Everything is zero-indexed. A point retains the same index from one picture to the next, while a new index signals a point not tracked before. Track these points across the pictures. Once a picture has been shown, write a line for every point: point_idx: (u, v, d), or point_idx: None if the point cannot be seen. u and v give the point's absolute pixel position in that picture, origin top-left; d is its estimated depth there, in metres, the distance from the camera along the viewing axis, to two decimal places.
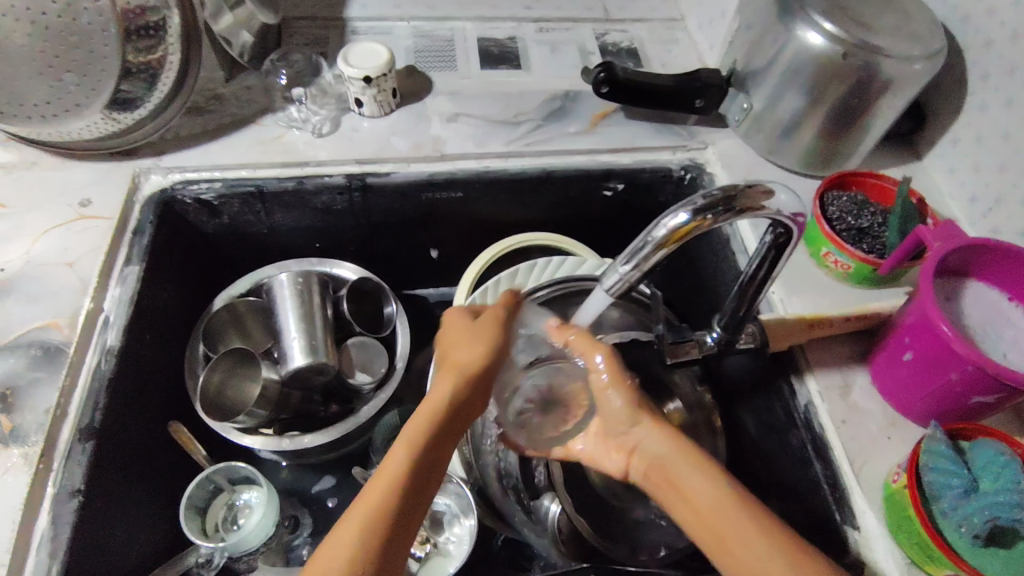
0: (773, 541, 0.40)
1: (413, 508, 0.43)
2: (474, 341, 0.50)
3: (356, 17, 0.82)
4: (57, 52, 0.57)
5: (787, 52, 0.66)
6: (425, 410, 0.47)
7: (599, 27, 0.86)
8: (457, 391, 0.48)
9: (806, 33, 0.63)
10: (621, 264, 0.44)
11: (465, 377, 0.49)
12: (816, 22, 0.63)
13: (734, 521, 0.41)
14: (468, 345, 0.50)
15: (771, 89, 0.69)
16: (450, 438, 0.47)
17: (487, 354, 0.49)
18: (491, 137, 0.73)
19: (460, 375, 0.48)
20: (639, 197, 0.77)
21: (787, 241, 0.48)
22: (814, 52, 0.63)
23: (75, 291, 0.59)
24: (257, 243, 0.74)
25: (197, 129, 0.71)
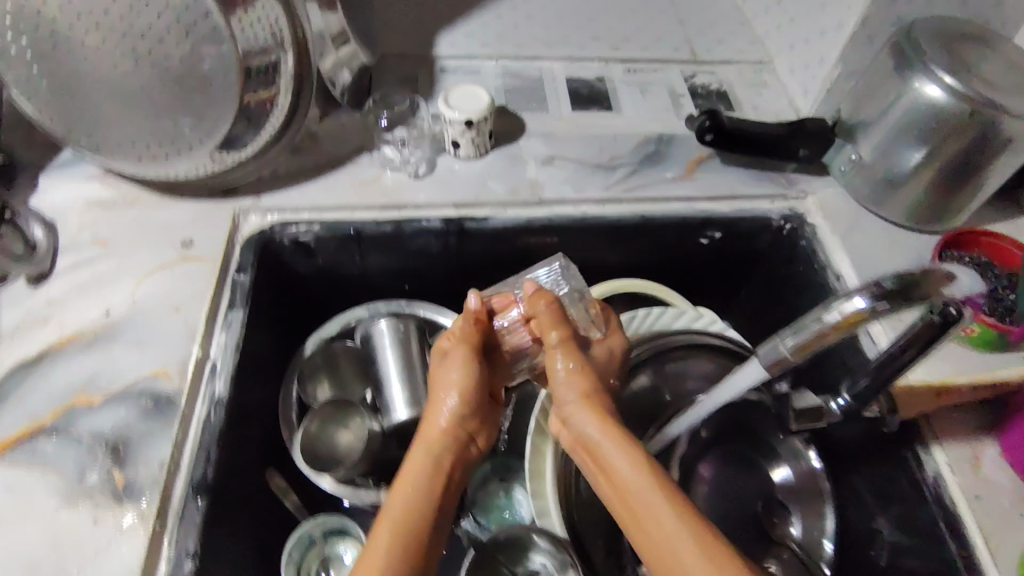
0: (684, 523, 0.43)
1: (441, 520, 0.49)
2: (452, 377, 0.56)
3: (445, 55, 0.82)
4: (177, 96, 0.56)
5: (903, 104, 0.64)
6: (423, 451, 0.52)
7: (687, 69, 0.85)
8: (455, 422, 0.54)
9: (925, 86, 0.62)
10: (784, 337, 0.41)
11: (453, 410, 0.55)
12: (936, 73, 0.61)
13: (659, 519, 0.43)
14: (455, 373, 0.56)
15: (882, 138, 0.67)
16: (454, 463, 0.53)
17: (466, 375, 0.55)
18: (589, 182, 0.72)
19: (453, 414, 0.54)
20: (735, 245, 0.75)
21: (955, 319, 0.44)
22: (934, 104, 0.62)
23: (185, 338, 0.58)
24: (348, 284, 0.73)
25: (294, 169, 0.70)
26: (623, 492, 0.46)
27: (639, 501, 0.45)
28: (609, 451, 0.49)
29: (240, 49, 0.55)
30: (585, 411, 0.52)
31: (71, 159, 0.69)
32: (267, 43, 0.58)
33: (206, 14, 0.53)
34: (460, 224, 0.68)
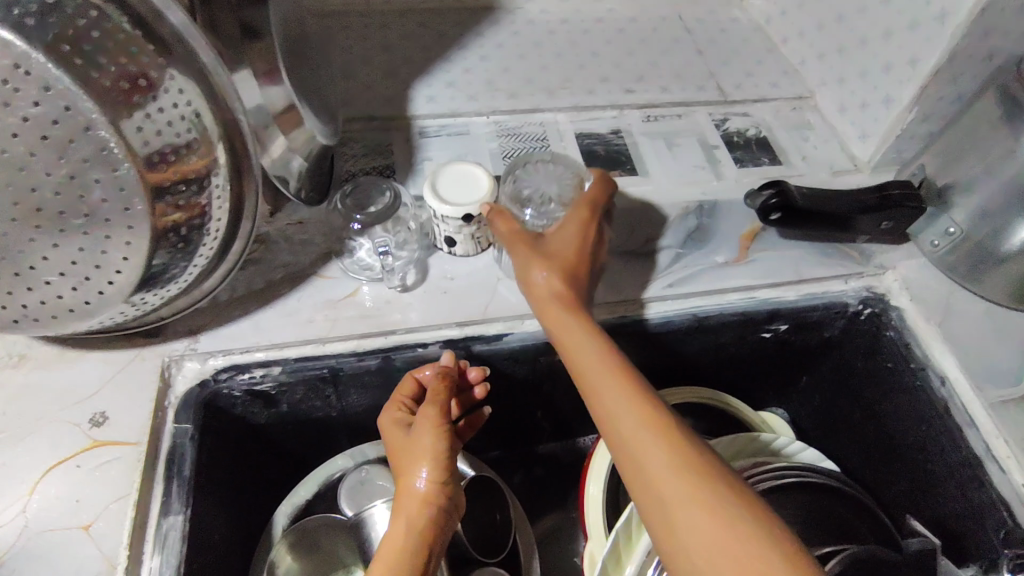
0: (687, 478, 0.37)
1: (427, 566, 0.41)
2: (417, 440, 0.45)
3: (423, 113, 0.65)
4: (57, 240, 0.39)
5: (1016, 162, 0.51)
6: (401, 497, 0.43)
7: (716, 112, 0.71)
8: (435, 451, 0.44)
9: None
10: None
11: (427, 433, 0.45)
12: None
13: (683, 499, 0.36)
14: (427, 410, 0.46)
15: (984, 202, 0.54)
16: (449, 492, 0.44)
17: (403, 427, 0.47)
18: (623, 277, 0.57)
19: (428, 448, 0.44)
20: (801, 336, 0.61)
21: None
22: None
23: (100, 575, 0.41)
24: (324, 428, 0.57)
25: (242, 291, 0.53)
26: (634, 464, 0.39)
27: (656, 477, 0.37)
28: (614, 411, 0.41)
29: (143, 157, 0.38)
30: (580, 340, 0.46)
31: None
32: (180, 140, 0.39)
33: (87, 126, 0.35)
34: (467, 346, 0.53)
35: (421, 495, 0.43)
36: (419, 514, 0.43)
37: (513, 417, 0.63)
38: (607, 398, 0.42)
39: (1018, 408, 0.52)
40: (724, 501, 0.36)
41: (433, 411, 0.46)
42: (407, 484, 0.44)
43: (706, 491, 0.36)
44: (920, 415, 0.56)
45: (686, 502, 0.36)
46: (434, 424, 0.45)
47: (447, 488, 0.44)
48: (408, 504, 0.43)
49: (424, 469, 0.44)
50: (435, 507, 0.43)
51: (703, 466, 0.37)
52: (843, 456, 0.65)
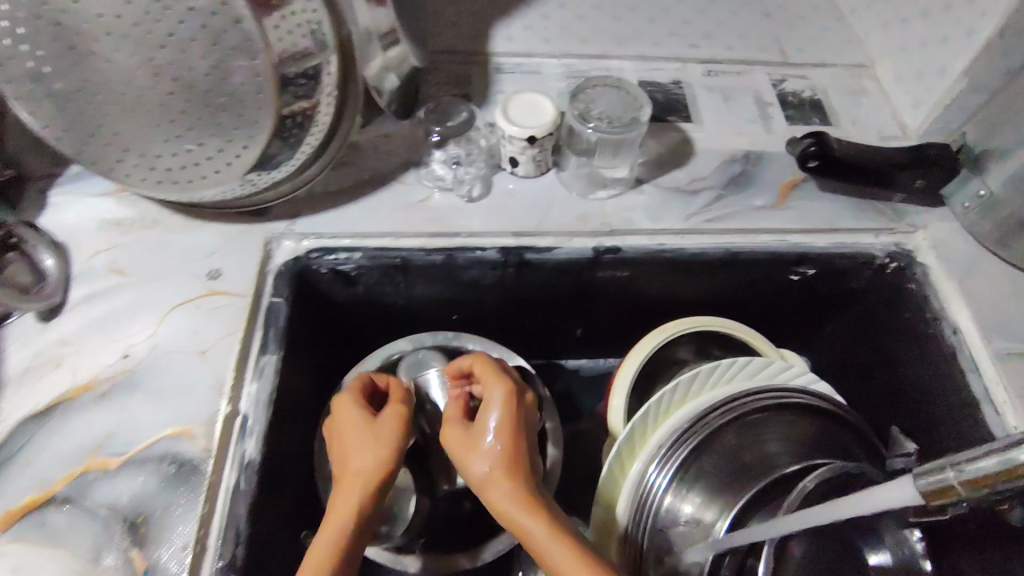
0: None
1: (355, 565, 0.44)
2: (375, 440, 0.50)
3: (502, 51, 0.72)
4: (203, 114, 0.49)
5: None
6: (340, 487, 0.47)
7: (776, 73, 0.75)
8: (383, 454, 0.49)
9: None
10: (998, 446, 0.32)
11: (377, 437, 0.50)
12: None
13: None
14: (388, 415, 0.52)
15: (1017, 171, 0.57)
16: (381, 497, 0.48)
17: (351, 429, 0.51)
18: (667, 209, 0.63)
19: (381, 451, 0.49)
20: (827, 284, 0.66)
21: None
22: None
23: (211, 389, 0.51)
24: (389, 316, 0.66)
25: (334, 187, 0.62)
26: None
27: None
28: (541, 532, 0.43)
29: (273, 55, 0.47)
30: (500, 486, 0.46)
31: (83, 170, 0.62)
32: (300, 43, 0.48)
33: (235, 19, 0.44)
34: (520, 254, 0.60)
35: (365, 491, 0.47)
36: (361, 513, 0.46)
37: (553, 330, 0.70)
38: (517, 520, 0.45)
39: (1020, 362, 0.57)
40: None
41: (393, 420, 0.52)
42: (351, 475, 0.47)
43: None
44: (928, 363, 0.60)
45: None
46: (385, 439, 0.50)
47: (385, 489, 0.48)
48: (352, 497, 0.46)
49: (372, 463, 0.48)
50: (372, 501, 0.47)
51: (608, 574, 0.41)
52: (858, 404, 0.70)
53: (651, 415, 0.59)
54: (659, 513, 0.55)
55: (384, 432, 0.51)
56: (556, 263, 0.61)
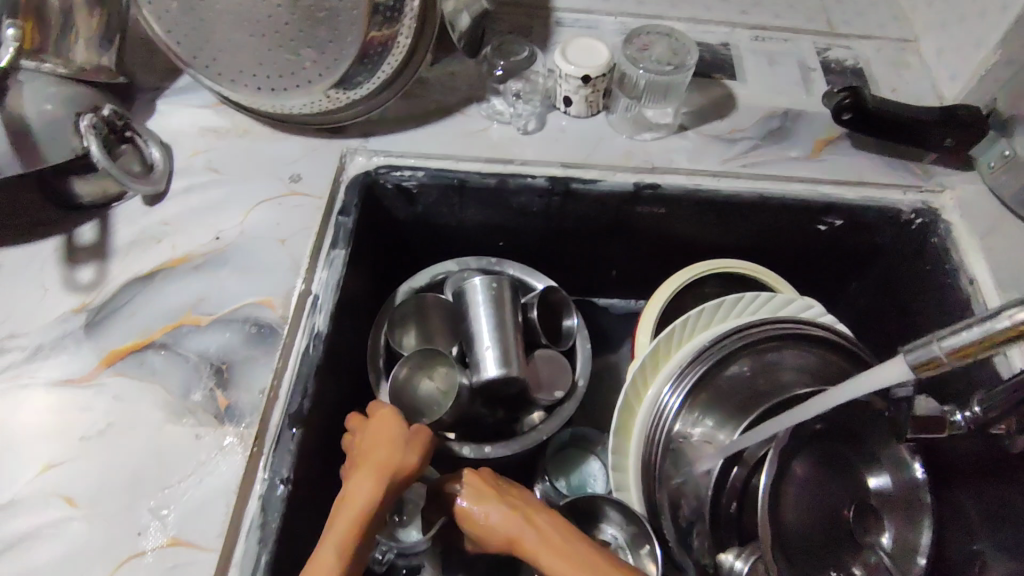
0: None
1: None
2: (396, 462, 0.50)
3: (563, 7, 0.78)
4: (303, 27, 0.56)
5: None
6: (354, 495, 0.48)
7: (821, 42, 0.79)
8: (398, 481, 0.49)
9: None
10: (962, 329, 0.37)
11: (405, 451, 0.50)
12: None
13: None
14: (421, 434, 0.52)
15: None
16: (387, 503, 0.49)
17: (375, 445, 0.51)
18: (706, 153, 0.68)
19: (398, 464, 0.49)
20: (854, 236, 0.70)
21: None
22: None
23: (288, 271, 0.58)
24: (442, 236, 0.72)
25: (403, 113, 0.69)
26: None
27: None
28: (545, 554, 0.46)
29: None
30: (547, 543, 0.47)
31: (186, 84, 0.70)
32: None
33: None
34: (567, 183, 0.66)
35: (377, 495, 0.48)
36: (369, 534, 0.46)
37: (591, 264, 0.76)
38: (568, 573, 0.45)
39: None
40: None
41: (421, 444, 0.51)
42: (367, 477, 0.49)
43: None
44: (942, 311, 0.64)
45: None
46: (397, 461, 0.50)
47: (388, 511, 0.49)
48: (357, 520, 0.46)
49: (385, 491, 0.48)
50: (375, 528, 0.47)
51: None
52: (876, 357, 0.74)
53: (675, 336, 0.64)
54: (670, 431, 0.60)
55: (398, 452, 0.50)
56: (598, 194, 0.66)
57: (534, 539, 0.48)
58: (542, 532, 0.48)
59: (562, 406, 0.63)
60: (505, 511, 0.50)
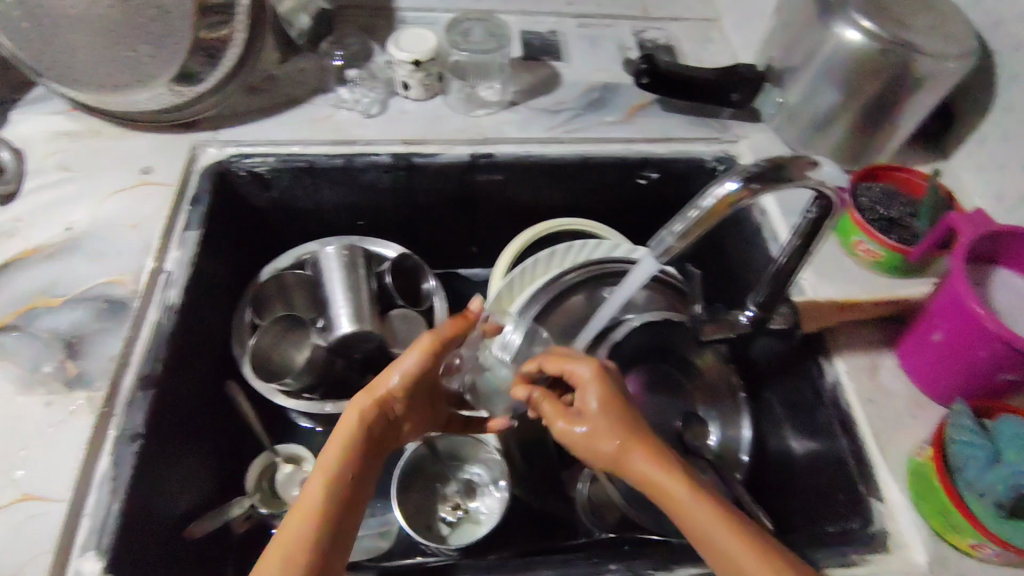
0: (723, 529, 0.44)
1: (353, 494, 0.50)
2: (406, 370, 0.56)
3: (405, 7, 0.85)
4: (135, 25, 0.61)
5: (823, 50, 0.66)
6: (348, 419, 0.53)
7: (638, 25, 0.89)
8: (393, 393, 0.55)
9: (845, 31, 0.63)
10: (670, 228, 0.46)
11: (412, 364, 0.56)
12: (854, 18, 0.63)
13: (732, 546, 0.43)
14: (421, 343, 0.57)
15: (808, 82, 0.70)
16: (382, 421, 0.55)
17: (400, 375, 0.56)
18: (533, 124, 0.76)
19: (386, 394, 0.55)
20: (672, 186, 0.79)
21: (829, 215, 0.48)
22: (851, 49, 0.63)
23: (139, 251, 0.62)
24: (303, 219, 0.77)
25: (253, 107, 0.74)
26: (662, 493, 0.46)
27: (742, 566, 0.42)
28: (642, 465, 0.48)
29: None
30: (636, 452, 0.48)
31: (39, 94, 0.73)
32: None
33: None
34: (408, 158, 0.72)
35: (370, 412, 0.54)
36: (347, 441, 0.52)
37: (450, 235, 0.83)
38: (663, 483, 0.47)
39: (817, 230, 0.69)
40: (760, 548, 0.43)
41: (419, 364, 0.56)
42: (364, 399, 0.54)
43: (735, 529, 0.44)
44: (744, 241, 0.73)
45: (719, 543, 0.43)
46: (391, 378, 0.55)
47: (378, 424, 0.54)
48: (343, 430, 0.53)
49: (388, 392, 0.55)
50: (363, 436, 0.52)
51: (734, 521, 0.44)
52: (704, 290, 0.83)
53: (514, 288, 0.70)
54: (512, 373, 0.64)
55: (404, 371, 0.56)
56: (437, 166, 0.73)
57: (634, 455, 0.48)
58: (653, 453, 0.48)
59: None
60: (619, 425, 0.49)
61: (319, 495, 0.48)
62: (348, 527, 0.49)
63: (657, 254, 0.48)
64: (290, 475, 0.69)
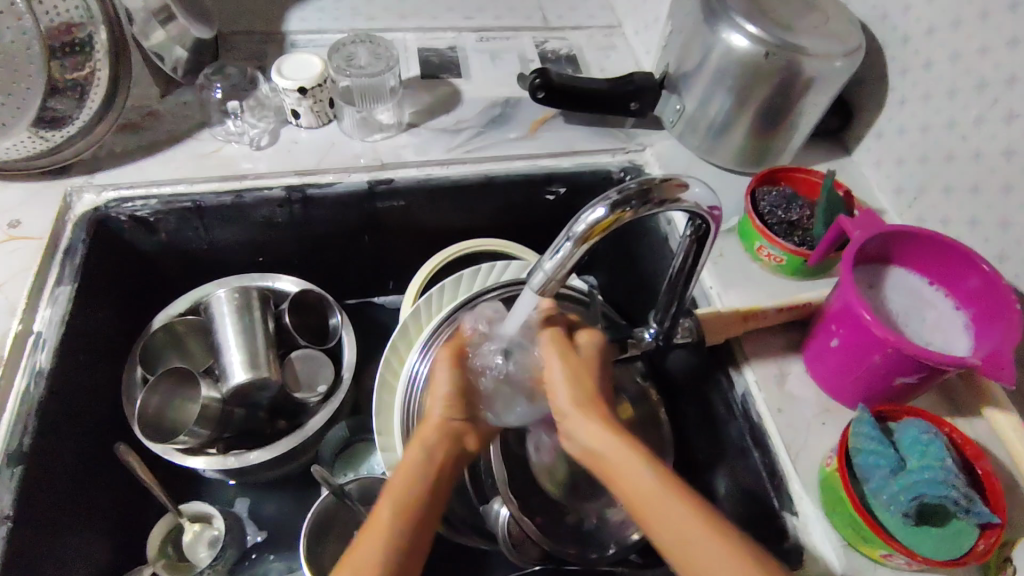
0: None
1: (420, 541, 0.44)
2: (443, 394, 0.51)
3: (295, 30, 0.82)
4: None
5: (712, 56, 0.65)
6: (420, 446, 0.48)
7: (539, 36, 0.87)
8: (437, 422, 0.50)
9: (730, 36, 0.62)
10: (546, 259, 0.44)
11: (450, 388, 0.51)
12: (739, 24, 0.62)
13: None
14: (447, 359, 0.53)
15: (701, 91, 0.69)
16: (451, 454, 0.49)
17: (448, 395, 0.51)
18: (432, 145, 0.73)
19: (441, 422, 0.50)
20: (581, 199, 0.77)
21: (707, 234, 0.49)
22: (739, 54, 0.62)
23: (5, 313, 0.58)
24: (198, 259, 0.73)
25: (131, 146, 0.69)
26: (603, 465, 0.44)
27: None
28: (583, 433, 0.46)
29: (44, 27, 0.57)
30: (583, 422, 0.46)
31: None
32: (70, 16, 0.58)
33: None
34: (301, 190, 0.69)
35: (435, 447, 0.48)
36: (413, 481, 0.46)
37: (359, 263, 0.80)
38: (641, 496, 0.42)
39: (723, 236, 0.68)
40: None
41: (450, 378, 0.52)
42: (429, 432, 0.49)
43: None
44: (653, 251, 0.72)
45: None
46: (450, 404, 0.51)
47: (449, 457, 0.49)
48: (404, 466, 0.47)
49: (438, 418, 0.50)
50: (426, 472, 0.47)
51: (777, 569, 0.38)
52: (623, 302, 0.81)
53: (421, 315, 0.67)
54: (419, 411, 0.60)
55: (460, 386, 0.52)
56: (335, 196, 0.70)
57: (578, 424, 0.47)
58: (613, 433, 0.45)
59: (332, 396, 0.67)
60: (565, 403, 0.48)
61: (389, 530, 0.43)
62: (415, 566, 0.43)
63: (537, 289, 0.47)
64: (199, 534, 0.66)
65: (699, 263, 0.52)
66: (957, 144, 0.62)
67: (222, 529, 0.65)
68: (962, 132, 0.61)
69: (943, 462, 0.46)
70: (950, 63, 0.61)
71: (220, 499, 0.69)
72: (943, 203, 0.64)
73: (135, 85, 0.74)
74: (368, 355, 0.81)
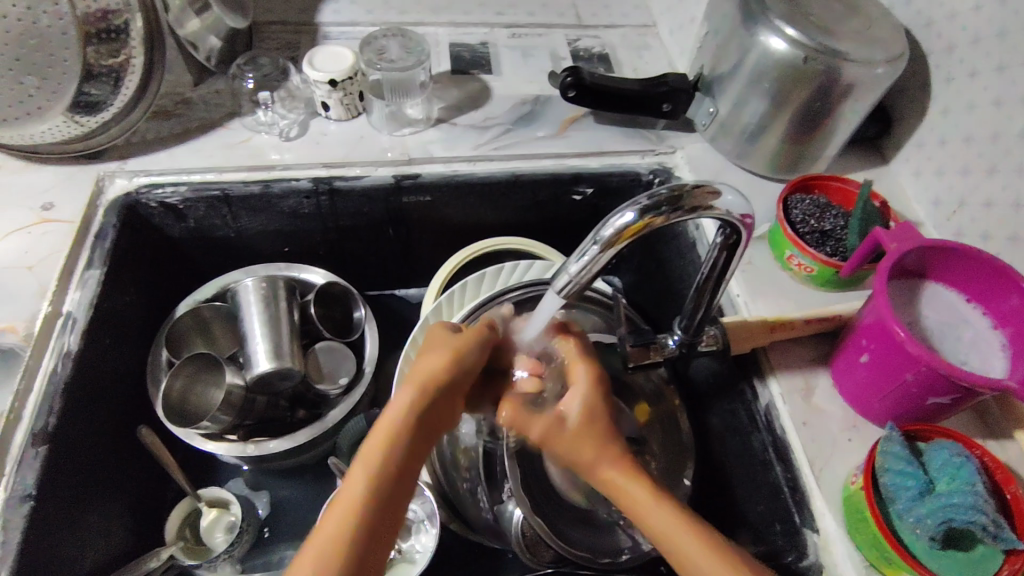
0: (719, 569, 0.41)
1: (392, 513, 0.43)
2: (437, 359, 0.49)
3: (328, 21, 0.82)
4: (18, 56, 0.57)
5: (750, 58, 0.63)
6: (406, 404, 0.46)
7: (572, 33, 0.86)
8: (431, 386, 0.47)
9: (769, 39, 0.61)
10: (571, 262, 0.44)
11: (446, 356, 0.49)
12: (778, 26, 0.60)
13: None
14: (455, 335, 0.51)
15: (736, 94, 0.67)
16: (440, 417, 0.48)
17: (446, 364, 0.48)
18: (460, 141, 0.73)
19: (432, 381, 0.48)
20: (608, 201, 0.77)
21: (737, 242, 0.48)
22: (777, 57, 0.61)
23: (34, 295, 0.59)
24: (226, 246, 0.74)
25: (163, 133, 0.70)
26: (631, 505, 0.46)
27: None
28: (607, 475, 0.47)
29: (81, 13, 0.57)
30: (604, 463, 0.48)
31: None
32: (108, 3, 0.59)
33: None
34: (329, 182, 0.69)
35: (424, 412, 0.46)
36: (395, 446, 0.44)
37: (383, 256, 0.80)
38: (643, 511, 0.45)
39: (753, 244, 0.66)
40: None
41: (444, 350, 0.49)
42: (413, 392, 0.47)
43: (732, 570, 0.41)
44: (681, 256, 0.70)
45: None
46: (446, 371, 0.48)
47: (432, 419, 0.47)
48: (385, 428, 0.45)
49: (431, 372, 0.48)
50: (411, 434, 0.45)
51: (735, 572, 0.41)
52: (646, 307, 0.81)
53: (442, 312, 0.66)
54: None
55: (454, 356, 0.49)
56: (361, 188, 0.70)
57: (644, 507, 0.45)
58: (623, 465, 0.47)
59: (353, 388, 0.67)
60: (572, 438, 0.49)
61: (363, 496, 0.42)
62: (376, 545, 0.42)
63: (561, 292, 0.46)
64: (216, 519, 0.67)
65: (723, 267, 0.51)
66: (1001, 157, 0.60)
67: (239, 515, 0.66)
68: (1008, 144, 0.59)
69: (974, 486, 0.45)
70: (996, 73, 0.59)
71: (238, 486, 0.70)
72: (984, 217, 0.61)
73: (169, 72, 0.74)
74: (388, 348, 0.81)
